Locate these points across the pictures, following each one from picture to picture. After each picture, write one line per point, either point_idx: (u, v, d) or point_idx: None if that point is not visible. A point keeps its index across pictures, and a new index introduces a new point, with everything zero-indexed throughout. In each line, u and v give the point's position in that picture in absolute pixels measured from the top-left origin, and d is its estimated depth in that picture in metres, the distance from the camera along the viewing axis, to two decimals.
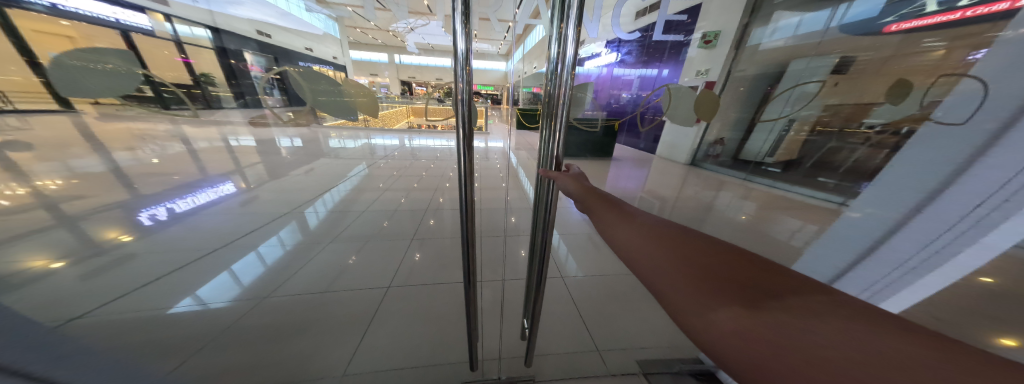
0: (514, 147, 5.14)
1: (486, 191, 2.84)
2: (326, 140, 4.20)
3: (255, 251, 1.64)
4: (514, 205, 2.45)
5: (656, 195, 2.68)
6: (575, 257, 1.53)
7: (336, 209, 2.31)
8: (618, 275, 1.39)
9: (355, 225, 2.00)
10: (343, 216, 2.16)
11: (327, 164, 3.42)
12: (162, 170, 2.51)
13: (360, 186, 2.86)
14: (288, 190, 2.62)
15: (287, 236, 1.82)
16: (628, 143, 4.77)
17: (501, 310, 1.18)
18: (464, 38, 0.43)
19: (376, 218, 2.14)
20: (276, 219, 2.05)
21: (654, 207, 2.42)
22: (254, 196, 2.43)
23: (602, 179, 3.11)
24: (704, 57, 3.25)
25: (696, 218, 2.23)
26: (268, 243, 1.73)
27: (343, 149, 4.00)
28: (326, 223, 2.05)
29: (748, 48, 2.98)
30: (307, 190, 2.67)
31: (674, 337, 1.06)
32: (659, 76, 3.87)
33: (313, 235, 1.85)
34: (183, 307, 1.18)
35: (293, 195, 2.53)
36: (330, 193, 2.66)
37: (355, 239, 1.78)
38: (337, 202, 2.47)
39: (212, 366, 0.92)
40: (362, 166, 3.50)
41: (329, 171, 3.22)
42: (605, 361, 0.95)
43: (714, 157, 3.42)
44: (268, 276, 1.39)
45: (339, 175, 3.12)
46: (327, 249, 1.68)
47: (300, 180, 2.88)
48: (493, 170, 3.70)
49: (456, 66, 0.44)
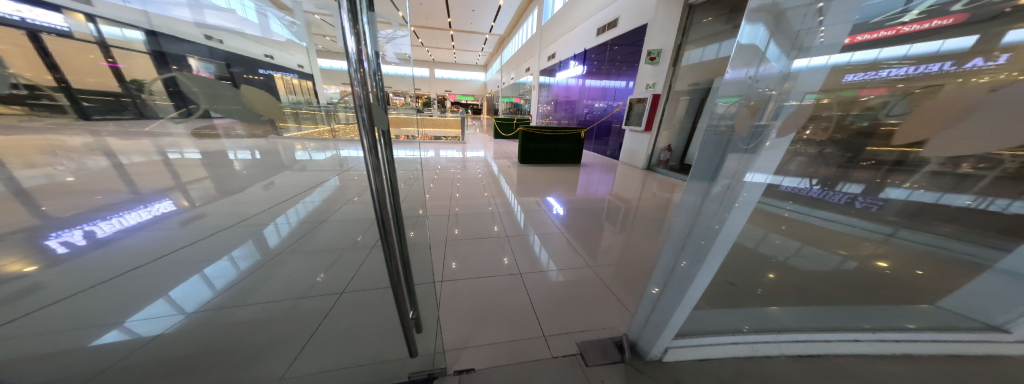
0: (493, 156, 5.27)
1: (468, 200, 2.96)
2: (289, 152, 3.96)
3: (197, 275, 1.48)
4: (495, 211, 2.64)
5: (622, 198, 2.89)
6: (549, 254, 1.90)
7: (308, 222, 2.23)
8: (589, 285, 1.56)
9: (325, 240, 1.94)
10: (317, 229, 2.10)
11: (291, 177, 3.23)
12: (75, 191, 2.18)
13: (333, 199, 2.76)
14: (250, 205, 2.47)
15: (243, 257, 1.69)
16: (598, 150, 5.09)
17: (455, 310, 1.29)
18: (352, 41, 0.45)
19: (348, 230, 2.10)
20: (236, 236, 1.93)
21: (620, 209, 2.67)
22: (198, 215, 2.21)
23: (572, 183, 3.33)
24: (652, 72, 3.57)
25: (654, 218, 2.49)
26: (214, 267, 1.55)
27: (310, 161, 3.83)
28: (292, 239, 1.93)
29: (684, 67, 3.32)
30: (263, 204, 2.52)
31: (616, 328, 1.21)
32: (623, 88, 4.23)
33: (269, 253, 1.74)
34: (108, 340, 1.03)
35: (253, 210, 2.38)
36: (304, 203, 2.61)
37: (328, 253, 1.74)
38: (306, 214, 2.40)
39: (144, 370, 0.90)
40: (336, 176, 3.43)
41: (296, 185, 3.07)
42: (550, 346, 1.10)
43: (665, 162, 3.71)
44: (227, 294, 1.33)
45: (304, 188, 2.99)
46: (294, 263, 1.64)
47: (258, 195, 2.68)
48: (472, 178, 3.80)
49: (348, 67, 0.44)
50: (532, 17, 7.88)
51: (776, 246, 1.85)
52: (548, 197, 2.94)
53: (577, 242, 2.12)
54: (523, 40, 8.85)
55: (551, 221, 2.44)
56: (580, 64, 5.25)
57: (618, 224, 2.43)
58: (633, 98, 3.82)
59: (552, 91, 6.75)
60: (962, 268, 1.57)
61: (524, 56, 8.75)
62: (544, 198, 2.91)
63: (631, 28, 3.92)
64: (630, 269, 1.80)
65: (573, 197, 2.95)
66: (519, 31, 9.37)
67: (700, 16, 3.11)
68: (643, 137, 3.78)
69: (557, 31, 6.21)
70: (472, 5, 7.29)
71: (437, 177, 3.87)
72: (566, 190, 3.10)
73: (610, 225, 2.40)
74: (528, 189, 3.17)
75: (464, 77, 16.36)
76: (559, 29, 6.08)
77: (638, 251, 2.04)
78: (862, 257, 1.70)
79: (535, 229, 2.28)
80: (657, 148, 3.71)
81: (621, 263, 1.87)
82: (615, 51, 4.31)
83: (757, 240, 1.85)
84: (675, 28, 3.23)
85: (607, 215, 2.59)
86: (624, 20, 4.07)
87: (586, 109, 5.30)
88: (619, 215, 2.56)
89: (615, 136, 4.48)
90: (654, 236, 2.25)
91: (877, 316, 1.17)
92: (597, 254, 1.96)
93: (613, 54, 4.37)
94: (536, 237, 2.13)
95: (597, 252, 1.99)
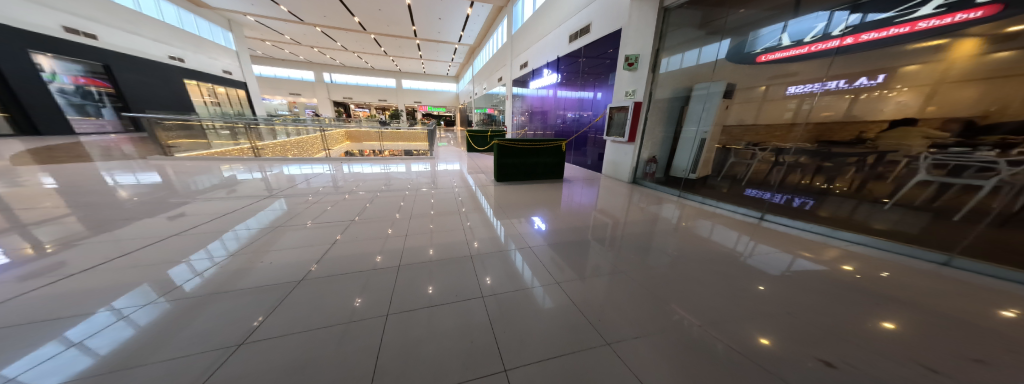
0: (466, 169, 4.93)
1: (441, 218, 2.61)
2: (194, 185, 3.22)
3: (54, 343, 1.04)
4: (475, 229, 2.33)
5: (607, 213, 2.74)
6: (542, 287, 1.52)
7: (238, 260, 1.75)
8: (584, 309, 1.37)
9: (266, 276, 1.56)
10: (255, 260, 1.78)
11: (207, 214, 2.59)
12: None
13: (271, 231, 2.29)
14: (148, 251, 1.86)
15: (142, 313, 1.21)
16: (576, 161, 5.08)
17: None
18: None
19: (292, 265, 1.72)
20: (101, 295, 1.34)
21: (607, 224, 2.50)
22: (32, 279, 1.52)
23: (555, 198, 3.12)
24: (631, 78, 3.45)
25: (643, 232, 2.38)
26: (84, 326, 1.12)
27: (239, 188, 3.35)
28: (218, 282, 1.50)
29: (663, 73, 3.28)
30: (158, 250, 1.89)
31: None
32: (598, 99, 4.27)
33: (190, 301, 1.31)
34: None
35: (156, 256, 1.79)
36: (227, 238, 2.11)
37: (272, 294, 1.39)
38: (232, 252, 1.89)
39: None
40: (280, 201, 3.10)
41: (223, 220, 2.50)
42: None
43: (650, 175, 3.66)
44: (115, 358, 0.96)
45: (234, 224, 2.41)
46: (225, 303, 1.30)
47: (155, 240, 2.06)
48: (447, 194, 3.46)
49: None
50: (502, 26, 7.82)
51: (761, 263, 1.99)
52: (532, 216, 2.64)
53: (563, 259, 1.91)
54: (493, 50, 8.83)
55: (535, 236, 2.23)
56: (554, 72, 5.20)
57: (606, 239, 2.26)
58: (612, 106, 3.72)
59: (525, 101, 6.64)
60: (910, 280, 1.75)
61: (494, 65, 8.66)
62: (527, 216, 2.68)
63: (602, 35, 3.94)
64: (641, 310, 1.40)
65: (558, 212, 2.74)
66: (489, 41, 9.29)
67: (673, 21, 3.09)
68: (626, 148, 3.65)
69: (527, 39, 6.18)
70: (438, 12, 7.00)
71: (405, 194, 3.48)
72: (550, 207, 2.89)
73: (597, 242, 2.21)
74: (510, 205, 2.92)
75: (434, 88, 15.88)
76: (528, 37, 6.05)
77: (633, 264, 1.91)
78: (827, 262, 1.99)
79: (517, 244, 2.09)
80: (642, 160, 3.63)
81: (612, 283, 1.66)
82: (587, 61, 4.34)
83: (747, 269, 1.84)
84: (652, 32, 3.12)
85: (594, 233, 2.34)
86: (594, 27, 4.10)
87: (560, 118, 5.28)
88: (607, 230, 2.41)
89: (592, 146, 4.50)
90: (645, 248, 2.14)
91: (892, 356, 1.15)
92: (589, 274, 1.75)
93: (586, 63, 4.42)
94: (517, 253, 1.94)
95: (586, 272, 1.75)
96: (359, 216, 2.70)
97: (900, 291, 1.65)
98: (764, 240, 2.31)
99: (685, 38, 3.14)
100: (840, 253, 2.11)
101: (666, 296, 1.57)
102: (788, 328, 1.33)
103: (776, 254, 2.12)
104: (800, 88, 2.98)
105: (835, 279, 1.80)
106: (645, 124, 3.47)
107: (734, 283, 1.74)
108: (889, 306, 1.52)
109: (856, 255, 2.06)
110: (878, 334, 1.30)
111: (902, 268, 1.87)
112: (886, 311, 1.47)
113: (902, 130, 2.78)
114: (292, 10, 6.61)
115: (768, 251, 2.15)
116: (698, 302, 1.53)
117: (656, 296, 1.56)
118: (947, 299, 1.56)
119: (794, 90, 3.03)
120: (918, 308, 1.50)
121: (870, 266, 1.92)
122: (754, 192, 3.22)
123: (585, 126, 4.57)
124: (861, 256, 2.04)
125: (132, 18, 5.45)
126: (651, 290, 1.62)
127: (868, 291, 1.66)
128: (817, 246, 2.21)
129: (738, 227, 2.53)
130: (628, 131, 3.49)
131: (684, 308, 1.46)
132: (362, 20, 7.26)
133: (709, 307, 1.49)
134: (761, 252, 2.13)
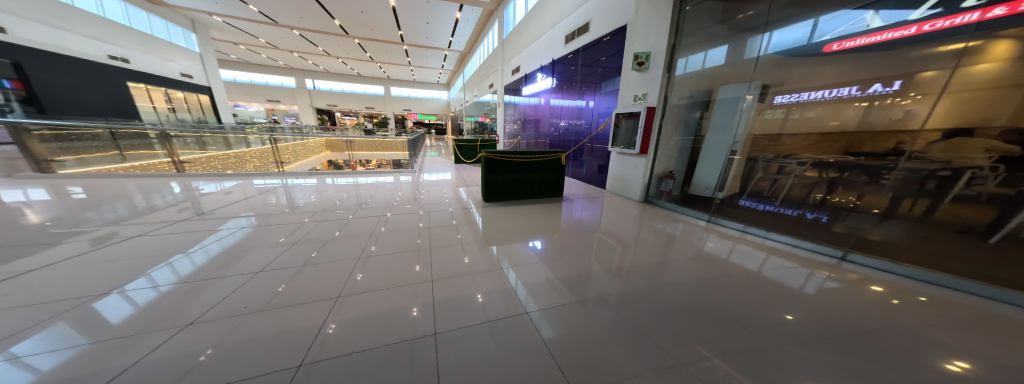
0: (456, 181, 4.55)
1: (429, 236, 2.30)
2: (118, 205, 2.71)
3: None
4: (466, 249, 2.04)
5: (611, 233, 2.43)
6: (544, 313, 1.31)
7: (204, 275, 1.58)
8: (583, 339, 1.14)
9: (223, 298, 1.36)
10: (214, 277, 1.57)
11: (125, 237, 2.10)
12: None
13: (246, 243, 2.06)
14: (41, 281, 1.46)
15: (45, 350, 0.98)
16: (575, 172, 4.82)
17: None
18: None
19: (262, 283, 1.52)
20: None
21: (612, 245, 2.19)
22: None
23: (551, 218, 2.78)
24: (640, 80, 3.19)
25: (648, 254, 2.07)
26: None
27: (178, 205, 2.84)
28: (163, 305, 1.29)
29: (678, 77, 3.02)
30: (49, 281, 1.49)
31: None
32: (598, 106, 4.03)
33: (128, 327, 1.12)
34: None
35: (51, 286, 1.41)
36: (196, 249, 1.92)
37: (224, 319, 1.20)
38: (203, 263, 1.73)
39: None
40: (245, 215, 2.68)
41: (158, 240, 2.08)
42: None
43: (665, 193, 3.35)
44: None
45: (179, 242, 2.05)
46: (171, 328, 1.13)
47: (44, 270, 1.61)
48: (434, 208, 3.08)
49: None
50: (492, 31, 7.61)
51: (784, 285, 1.70)
52: (530, 239, 2.29)
53: (561, 278, 1.67)
54: (484, 56, 8.63)
55: (532, 256, 1.97)
56: (548, 77, 4.96)
57: (613, 262, 1.95)
58: (618, 112, 3.43)
59: (518, 110, 6.39)
60: (953, 307, 1.49)
61: (485, 72, 8.43)
62: (520, 235, 2.36)
63: (600, 36, 3.71)
64: (652, 348, 1.10)
65: (556, 233, 2.42)
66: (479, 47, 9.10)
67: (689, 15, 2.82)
68: (636, 160, 3.33)
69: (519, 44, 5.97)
70: (425, 16, 6.76)
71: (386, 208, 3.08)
72: (549, 227, 2.56)
73: (600, 264, 1.90)
74: (506, 226, 2.58)
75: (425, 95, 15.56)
76: (521, 43, 5.85)
77: (642, 289, 1.60)
78: (856, 283, 1.72)
79: (512, 264, 1.84)
80: (656, 175, 3.32)
81: (621, 314, 1.33)
82: (585, 67, 4.13)
83: (773, 301, 1.53)
84: (667, 26, 2.81)
85: (597, 253, 2.04)
86: (590, 28, 3.90)
87: (556, 126, 5.00)
88: (613, 251, 2.09)
89: (591, 156, 4.27)
90: (657, 272, 1.83)
91: None
92: (590, 298, 1.47)
93: (581, 68, 4.21)
94: (511, 271, 1.72)
95: (588, 298, 1.46)
96: (340, 231, 2.34)
97: (946, 319, 1.38)
98: (781, 260, 2.03)
99: (702, 37, 2.90)
100: (865, 274, 1.84)
101: (683, 331, 1.23)
102: (848, 375, 1.00)
103: (800, 276, 1.83)
104: (784, 97, 2.95)
105: (869, 303, 1.52)
106: (660, 130, 3.17)
107: (754, 310, 1.44)
108: (943, 337, 1.24)
109: (884, 277, 1.80)
110: (947, 372, 1.02)
111: (937, 292, 1.62)
112: (943, 343, 1.20)
113: (960, 140, 2.40)
114: (263, 11, 6.22)
115: (790, 272, 1.85)
116: (723, 336, 1.21)
117: (672, 330, 1.23)
118: (1006, 330, 1.29)
119: (782, 100, 2.98)
120: (978, 339, 1.23)
121: (902, 289, 1.66)
122: (749, 202, 3.18)
123: (581, 134, 4.34)
124: (888, 277, 1.79)
125: (62, 12, 4.82)
126: (669, 319, 1.31)
127: (912, 319, 1.38)
128: (837, 267, 1.93)
129: (752, 247, 2.24)
130: (642, 138, 3.15)
131: (710, 349, 1.11)
132: (343, 23, 6.93)
133: (736, 343, 1.16)
134: (778, 271, 1.88)
